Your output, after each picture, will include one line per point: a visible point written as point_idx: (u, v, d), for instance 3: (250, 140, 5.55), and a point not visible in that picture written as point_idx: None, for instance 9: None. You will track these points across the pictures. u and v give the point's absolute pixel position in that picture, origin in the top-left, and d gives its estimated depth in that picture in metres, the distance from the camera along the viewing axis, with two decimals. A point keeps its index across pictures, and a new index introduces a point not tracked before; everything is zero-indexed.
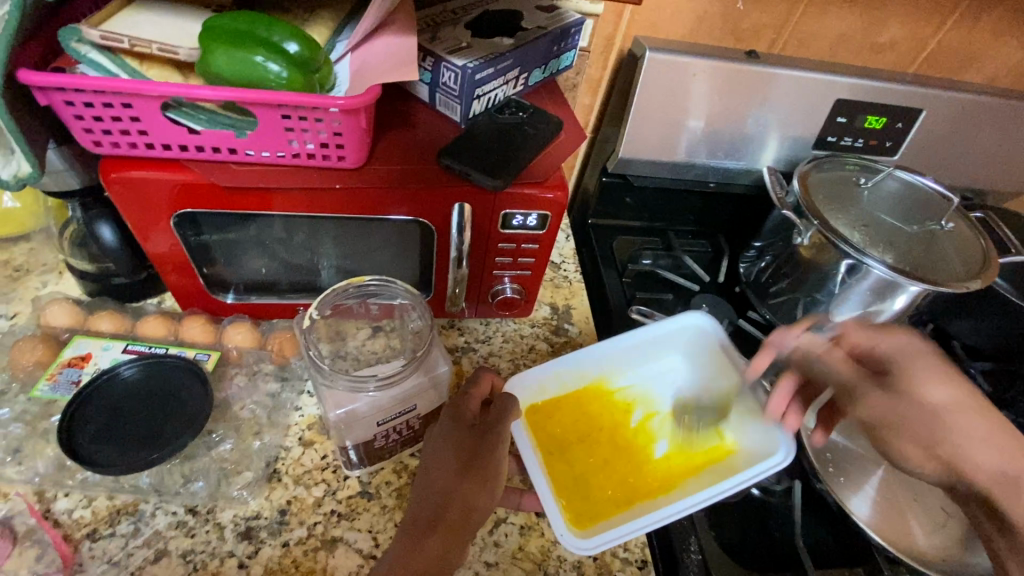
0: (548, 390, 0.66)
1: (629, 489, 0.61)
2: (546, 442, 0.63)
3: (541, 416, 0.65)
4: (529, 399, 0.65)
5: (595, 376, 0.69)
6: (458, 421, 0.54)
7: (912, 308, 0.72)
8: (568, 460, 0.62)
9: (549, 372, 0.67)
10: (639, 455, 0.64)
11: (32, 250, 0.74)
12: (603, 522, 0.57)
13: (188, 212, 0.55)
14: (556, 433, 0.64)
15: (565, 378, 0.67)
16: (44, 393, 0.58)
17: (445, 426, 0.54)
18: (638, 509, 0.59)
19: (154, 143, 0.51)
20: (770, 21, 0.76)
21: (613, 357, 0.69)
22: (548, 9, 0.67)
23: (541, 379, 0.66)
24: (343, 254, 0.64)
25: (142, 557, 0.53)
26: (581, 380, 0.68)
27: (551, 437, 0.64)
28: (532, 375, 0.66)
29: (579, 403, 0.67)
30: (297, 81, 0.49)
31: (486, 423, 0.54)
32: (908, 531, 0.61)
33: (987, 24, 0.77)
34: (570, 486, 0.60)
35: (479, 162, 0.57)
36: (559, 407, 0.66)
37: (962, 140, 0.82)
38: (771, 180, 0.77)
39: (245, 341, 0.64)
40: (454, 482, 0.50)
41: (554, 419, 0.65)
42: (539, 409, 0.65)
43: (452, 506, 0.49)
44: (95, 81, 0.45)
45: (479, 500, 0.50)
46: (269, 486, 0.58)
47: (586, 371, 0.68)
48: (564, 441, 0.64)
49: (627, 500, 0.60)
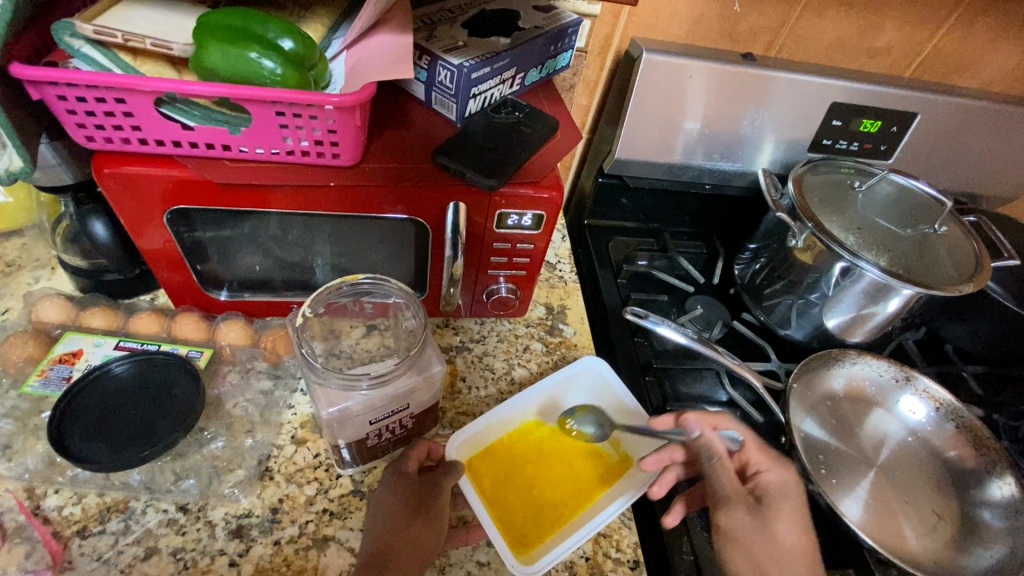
0: (484, 440, 0.64)
1: (568, 500, 0.61)
2: (488, 486, 0.61)
3: (482, 465, 0.63)
4: (466, 451, 0.63)
5: (519, 420, 0.67)
6: (402, 473, 0.56)
7: (905, 312, 0.72)
8: (507, 496, 0.61)
9: (484, 423, 0.65)
10: (556, 486, 0.62)
11: (24, 245, 0.73)
12: (543, 545, 0.58)
13: (181, 208, 0.55)
14: (498, 475, 0.62)
15: (496, 428, 0.66)
16: (35, 389, 0.57)
17: (388, 480, 0.56)
18: (564, 532, 0.59)
19: (148, 139, 0.51)
20: (766, 24, 0.76)
21: (537, 400, 0.68)
22: (545, 9, 0.67)
23: (476, 430, 0.64)
24: (337, 253, 0.64)
25: (132, 555, 0.52)
26: (509, 427, 0.66)
27: (491, 482, 0.62)
28: (468, 426, 0.64)
29: (512, 449, 0.65)
30: (292, 78, 0.49)
31: (430, 476, 0.57)
32: (901, 533, 0.64)
33: (981, 30, 0.77)
34: (505, 517, 0.59)
35: (474, 161, 0.56)
36: (499, 453, 0.64)
37: (956, 145, 0.83)
38: (767, 182, 0.77)
39: (238, 338, 0.64)
40: (405, 524, 0.52)
41: (493, 465, 0.63)
42: (479, 458, 0.63)
43: (405, 547, 0.50)
44: (87, 76, 0.45)
45: (427, 536, 0.52)
46: (261, 484, 0.58)
47: (518, 413, 0.67)
48: (503, 479, 0.62)
49: (567, 513, 0.60)
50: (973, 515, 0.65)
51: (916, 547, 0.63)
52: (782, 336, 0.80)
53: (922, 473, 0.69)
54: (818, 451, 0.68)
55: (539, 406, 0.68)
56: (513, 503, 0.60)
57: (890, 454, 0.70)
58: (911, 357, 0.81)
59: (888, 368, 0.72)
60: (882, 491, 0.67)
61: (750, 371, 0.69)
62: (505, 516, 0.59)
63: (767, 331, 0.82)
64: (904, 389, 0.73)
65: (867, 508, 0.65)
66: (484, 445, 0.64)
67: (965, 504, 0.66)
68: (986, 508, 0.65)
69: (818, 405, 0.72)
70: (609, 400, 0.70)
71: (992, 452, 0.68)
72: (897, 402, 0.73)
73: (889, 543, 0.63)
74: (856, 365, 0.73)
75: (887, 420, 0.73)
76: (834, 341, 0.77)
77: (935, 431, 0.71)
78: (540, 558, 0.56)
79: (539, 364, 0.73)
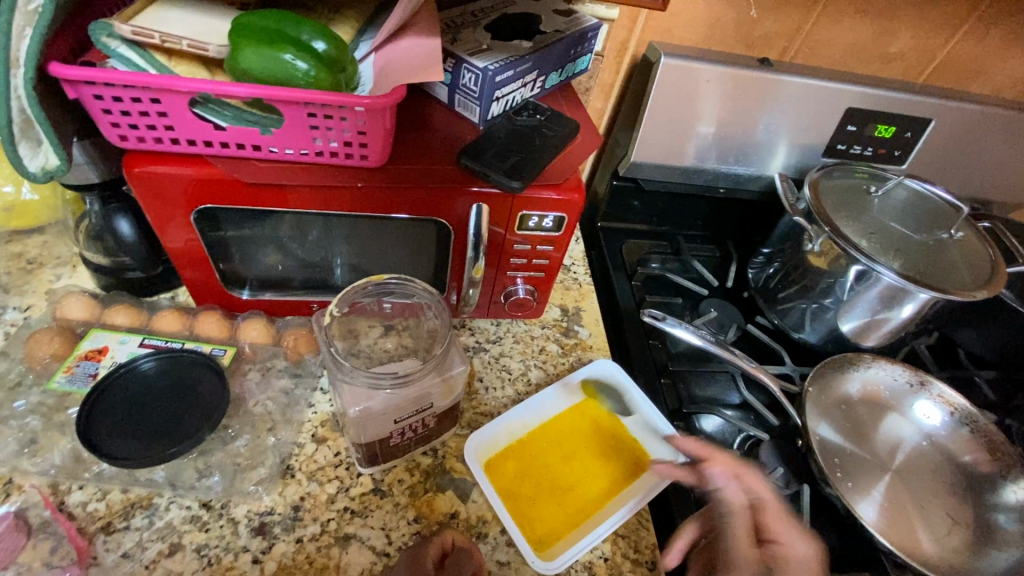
0: (500, 443, 0.65)
1: (587, 495, 0.62)
2: (507, 486, 0.62)
3: (499, 467, 0.63)
4: (483, 453, 0.63)
5: (536, 421, 0.67)
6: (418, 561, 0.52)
7: (919, 317, 0.72)
8: (526, 495, 0.61)
9: (500, 426, 0.65)
10: (575, 484, 0.63)
11: (46, 243, 0.74)
12: (563, 540, 0.59)
13: (207, 208, 0.55)
14: (518, 475, 0.63)
15: (513, 429, 0.66)
16: (61, 385, 0.58)
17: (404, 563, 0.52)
18: (583, 527, 0.60)
19: (179, 138, 0.51)
20: (783, 29, 0.77)
21: (552, 400, 0.69)
22: (565, 13, 0.67)
23: (493, 432, 0.65)
24: (358, 253, 0.64)
25: (156, 551, 0.53)
26: (526, 428, 0.66)
27: (510, 482, 0.62)
28: (485, 428, 0.64)
29: (529, 449, 0.65)
30: (324, 80, 0.50)
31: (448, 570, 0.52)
32: (916, 536, 0.64)
33: (996, 37, 0.77)
34: (525, 514, 0.60)
35: (498, 164, 0.57)
36: (517, 454, 0.64)
37: (969, 150, 0.83)
38: (782, 186, 0.77)
39: (259, 337, 0.64)
40: None
41: (512, 467, 0.63)
42: (496, 460, 0.63)
43: None
44: (124, 76, 0.45)
45: None
46: (283, 481, 0.58)
47: (534, 413, 0.68)
48: (522, 479, 0.62)
49: (587, 508, 0.61)
50: (988, 519, 0.66)
51: (931, 550, 0.63)
52: (795, 339, 0.80)
53: (937, 477, 0.70)
54: (834, 454, 0.69)
55: (555, 406, 0.69)
56: (533, 500, 0.61)
57: (905, 458, 0.71)
58: (924, 362, 0.81)
59: (903, 372, 0.73)
60: (896, 495, 0.68)
61: (766, 373, 0.69)
62: (525, 513, 0.60)
63: (781, 334, 0.82)
64: (917, 394, 0.73)
65: (882, 511, 0.66)
66: (500, 447, 0.64)
67: (980, 508, 0.67)
68: (1001, 512, 0.66)
69: (832, 409, 0.72)
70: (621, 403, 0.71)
71: (1006, 457, 0.68)
72: (911, 407, 0.73)
73: (905, 546, 0.63)
74: (871, 369, 0.73)
75: (901, 424, 0.73)
76: (847, 345, 0.77)
77: (949, 435, 0.72)
78: (561, 553, 0.57)
79: (555, 365, 0.73)
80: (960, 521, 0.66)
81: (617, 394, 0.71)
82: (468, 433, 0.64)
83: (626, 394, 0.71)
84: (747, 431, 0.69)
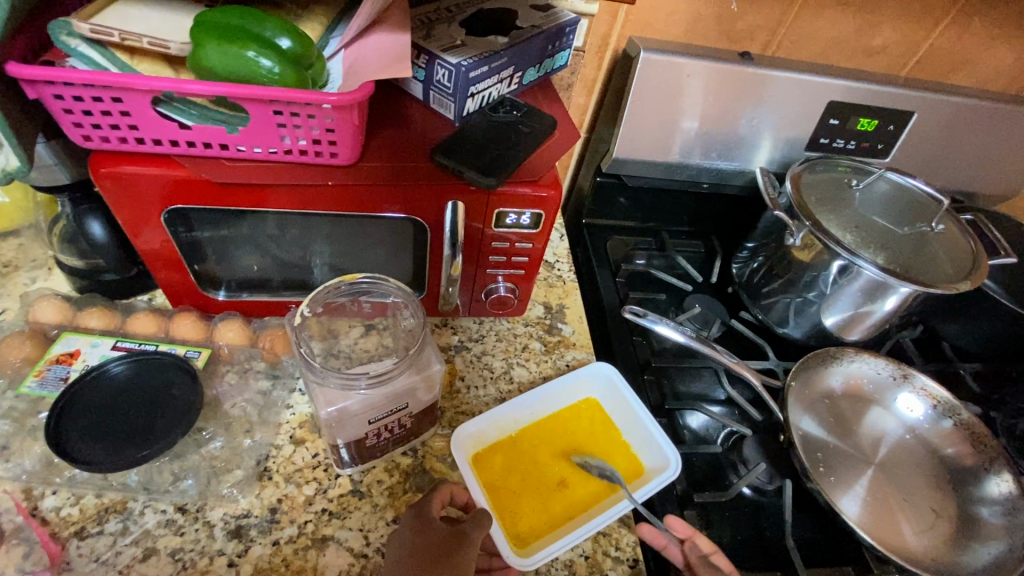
0: (488, 437, 0.65)
1: (573, 497, 0.61)
2: (493, 481, 0.61)
3: (486, 461, 0.63)
4: (471, 447, 0.63)
5: (528, 419, 0.67)
6: (422, 529, 0.52)
7: (903, 310, 0.72)
8: (511, 490, 0.61)
9: (489, 419, 0.65)
10: (562, 486, 0.62)
11: (21, 245, 0.73)
12: (543, 537, 0.58)
13: (179, 208, 0.55)
14: (504, 470, 0.62)
15: (504, 425, 0.66)
16: (32, 389, 0.57)
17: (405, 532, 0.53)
18: (565, 528, 0.59)
19: (145, 138, 0.51)
20: (763, 23, 0.76)
21: (545, 400, 0.69)
22: (542, 9, 0.66)
23: (480, 426, 0.65)
24: (336, 252, 0.63)
25: (129, 556, 0.52)
26: (518, 426, 0.66)
27: (497, 477, 0.62)
28: (473, 421, 0.64)
29: (520, 446, 0.65)
30: (290, 77, 0.49)
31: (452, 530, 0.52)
32: (899, 530, 0.64)
33: (978, 28, 0.77)
34: (508, 509, 0.60)
35: (473, 161, 0.56)
36: (505, 450, 0.64)
37: (954, 142, 0.83)
38: (764, 181, 0.77)
39: (236, 338, 0.63)
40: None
41: (500, 461, 0.63)
42: (485, 454, 0.63)
43: None
44: (85, 75, 0.45)
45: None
46: (259, 484, 0.58)
47: (528, 411, 0.67)
48: (508, 474, 0.62)
49: (572, 511, 0.61)
50: (971, 512, 0.65)
51: (913, 544, 0.63)
52: (780, 334, 0.80)
53: (920, 471, 0.70)
54: (817, 449, 0.69)
55: (548, 407, 0.68)
56: (518, 496, 0.61)
57: (888, 452, 0.71)
58: (909, 355, 0.81)
59: (886, 365, 0.73)
60: (879, 490, 0.67)
61: (749, 370, 0.68)
62: (510, 508, 0.60)
63: (765, 329, 0.82)
64: (901, 387, 0.73)
65: (864, 506, 0.66)
66: (490, 441, 0.64)
67: (962, 500, 0.67)
68: (983, 505, 0.66)
69: (816, 403, 0.72)
70: (615, 410, 0.69)
71: (991, 450, 0.68)
72: (894, 400, 0.73)
73: (887, 540, 0.63)
74: (854, 363, 0.73)
75: (885, 418, 0.73)
76: (832, 339, 0.77)
77: (933, 428, 0.72)
78: (539, 551, 0.57)
79: (538, 363, 0.72)
80: (944, 513, 0.66)
81: (614, 399, 0.70)
82: (455, 428, 0.64)
83: (622, 399, 0.70)
84: (730, 427, 0.69)
